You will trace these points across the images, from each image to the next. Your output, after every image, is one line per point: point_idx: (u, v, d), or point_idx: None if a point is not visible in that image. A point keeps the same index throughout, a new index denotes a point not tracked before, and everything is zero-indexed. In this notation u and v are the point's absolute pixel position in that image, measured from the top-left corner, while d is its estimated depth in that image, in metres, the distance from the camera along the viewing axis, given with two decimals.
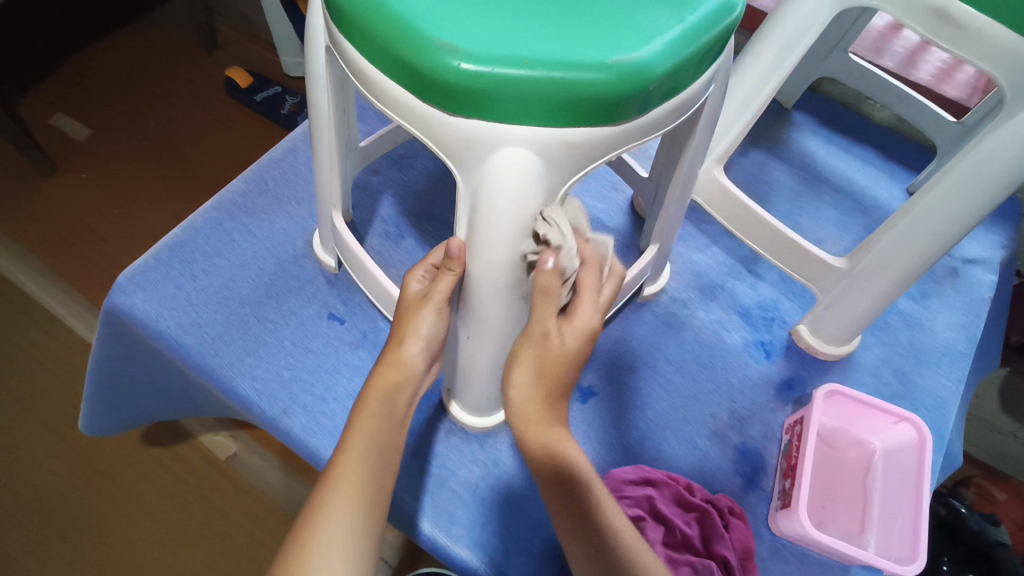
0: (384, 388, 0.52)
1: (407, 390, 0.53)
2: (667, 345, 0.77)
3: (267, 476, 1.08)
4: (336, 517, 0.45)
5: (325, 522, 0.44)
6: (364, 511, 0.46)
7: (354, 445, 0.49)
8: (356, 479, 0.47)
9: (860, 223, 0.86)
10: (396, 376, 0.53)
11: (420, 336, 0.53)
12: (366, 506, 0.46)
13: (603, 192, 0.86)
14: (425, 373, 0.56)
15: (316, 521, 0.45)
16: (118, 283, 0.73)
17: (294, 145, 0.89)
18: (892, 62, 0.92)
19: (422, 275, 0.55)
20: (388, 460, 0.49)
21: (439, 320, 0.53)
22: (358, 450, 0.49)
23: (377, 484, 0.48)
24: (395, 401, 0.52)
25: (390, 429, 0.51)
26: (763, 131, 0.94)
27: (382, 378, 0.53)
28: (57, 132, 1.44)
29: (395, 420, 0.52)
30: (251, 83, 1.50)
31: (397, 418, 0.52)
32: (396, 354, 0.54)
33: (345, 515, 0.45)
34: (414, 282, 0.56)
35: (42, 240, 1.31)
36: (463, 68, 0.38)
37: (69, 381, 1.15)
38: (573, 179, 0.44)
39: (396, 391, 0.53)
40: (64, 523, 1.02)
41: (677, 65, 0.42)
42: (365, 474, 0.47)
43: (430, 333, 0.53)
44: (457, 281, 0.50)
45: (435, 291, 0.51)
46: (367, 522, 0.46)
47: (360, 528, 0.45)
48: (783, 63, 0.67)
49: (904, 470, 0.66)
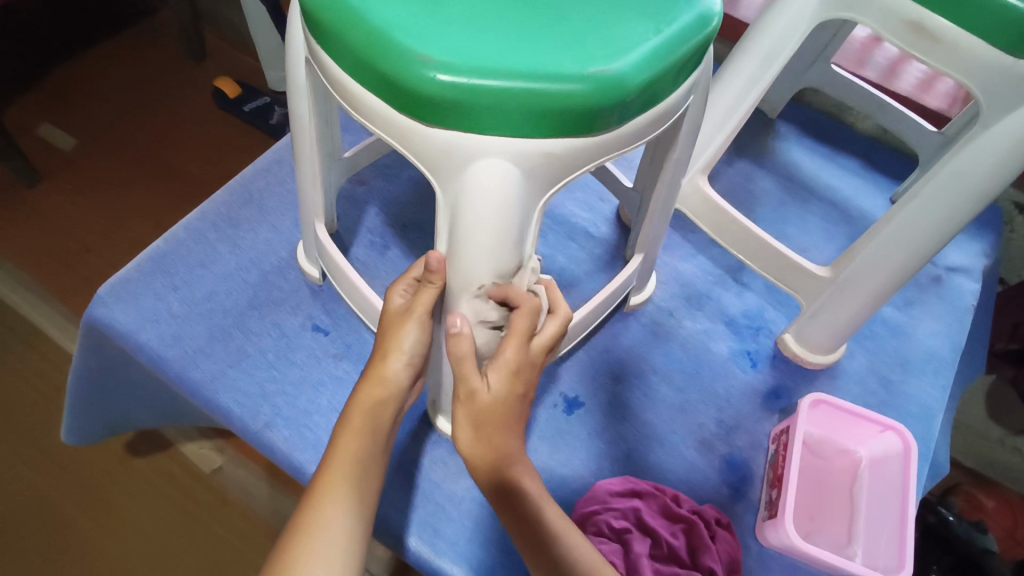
0: (367, 406, 0.52)
1: (391, 407, 0.52)
2: (652, 355, 0.77)
3: (253, 489, 1.07)
4: (320, 541, 0.44)
5: (308, 547, 0.43)
6: (350, 532, 0.45)
7: (335, 467, 0.48)
8: (339, 500, 0.46)
9: (844, 233, 0.86)
10: (380, 391, 0.52)
11: (403, 351, 0.52)
12: (351, 527, 0.45)
13: (589, 203, 0.86)
14: (409, 388, 0.55)
15: (298, 546, 0.44)
16: (98, 297, 0.72)
17: (278, 156, 0.89)
18: (873, 73, 0.93)
19: (404, 289, 0.55)
20: (372, 481, 0.49)
21: (422, 333, 0.53)
22: (340, 466, 0.48)
23: (362, 505, 0.47)
24: (379, 419, 0.52)
25: (373, 449, 0.50)
26: (748, 141, 0.95)
27: (365, 394, 0.52)
28: (42, 142, 1.43)
29: (378, 439, 0.51)
30: (239, 93, 1.50)
31: (380, 437, 0.51)
32: (379, 369, 0.53)
33: (331, 538, 0.44)
34: (396, 295, 0.55)
35: (26, 251, 1.29)
36: (440, 78, 0.38)
37: (51, 395, 1.13)
38: (552, 190, 0.44)
39: (379, 408, 0.52)
40: (44, 540, 1.00)
41: (655, 76, 0.42)
42: (348, 495, 0.47)
43: (413, 348, 0.52)
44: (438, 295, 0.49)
45: (416, 304, 0.51)
46: (352, 543, 0.45)
47: (345, 551, 0.44)
48: (765, 74, 0.67)
49: (889, 480, 0.66)
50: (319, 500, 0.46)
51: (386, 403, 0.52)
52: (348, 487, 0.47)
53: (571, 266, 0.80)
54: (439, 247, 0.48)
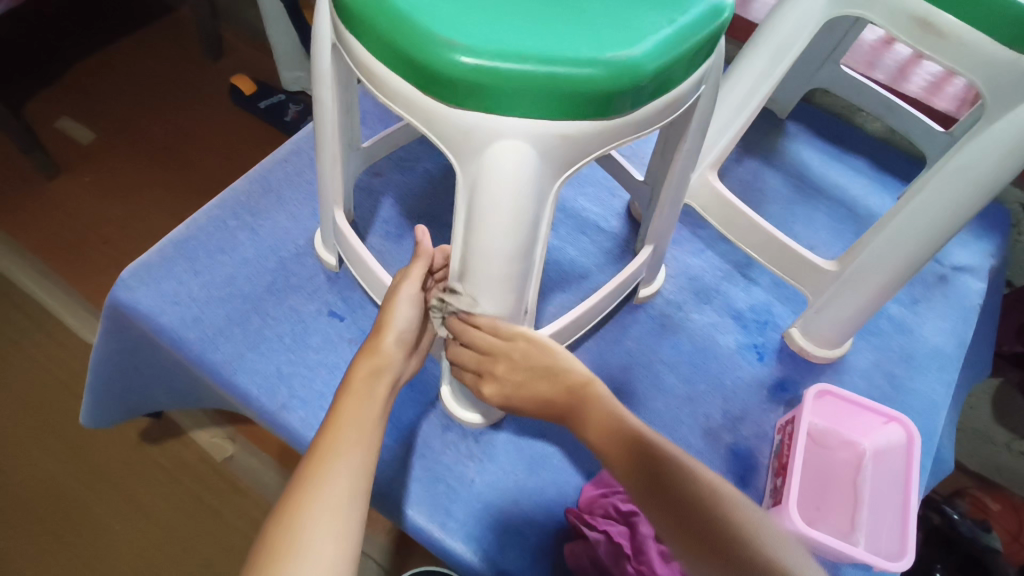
0: (366, 373, 0.55)
1: (387, 375, 0.56)
2: (660, 346, 0.78)
3: (263, 477, 1.08)
4: (326, 494, 0.46)
5: (314, 499, 0.45)
6: (355, 488, 0.47)
7: (339, 426, 0.50)
8: (344, 458, 0.48)
9: (851, 231, 0.87)
10: (375, 363, 0.56)
11: (393, 328, 0.57)
12: (354, 482, 0.47)
13: (600, 198, 0.88)
14: (405, 364, 0.59)
15: (304, 499, 0.46)
16: (122, 279, 0.74)
17: (297, 147, 0.91)
18: (883, 75, 0.94)
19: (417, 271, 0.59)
20: (373, 441, 0.51)
21: (411, 309, 0.58)
22: (343, 428, 0.50)
23: (366, 461, 0.49)
24: (374, 385, 0.55)
25: (374, 413, 0.53)
26: (758, 140, 0.96)
27: (362, 365, 0.56)
28: (63, 135, 1.46)
29: (379, 404, 0.54)
30: (255, 90, 1.53)
31: (380, 402, 0.54)
32: (373, 345, 0.57)
33: (336, 493, 0.46)
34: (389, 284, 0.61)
35: (45, 241, 1.32)
36: (464, 61, 0.40)
37: (68, 381, 1.16)
38: (567, 173, 0.46)
39: (375, 374, 0.55)
40: (59, 521, 1.03)
41: (669, 62, 0.43)
42: (351, 453, 0.49)
43: (403, 325, 0.58)
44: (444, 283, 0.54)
45: (405, 281, 0.59)
46: (356, 497, 0.47)
47: (351, 504, 0.46)
48: (775, 70, 0.69)
49: (892, 470, 0.67)
50: (323, 456, 0.48)
51: (381, 373, 0.55)
52: (352, 446, 0.49)
53: (581, 259, 0.82)
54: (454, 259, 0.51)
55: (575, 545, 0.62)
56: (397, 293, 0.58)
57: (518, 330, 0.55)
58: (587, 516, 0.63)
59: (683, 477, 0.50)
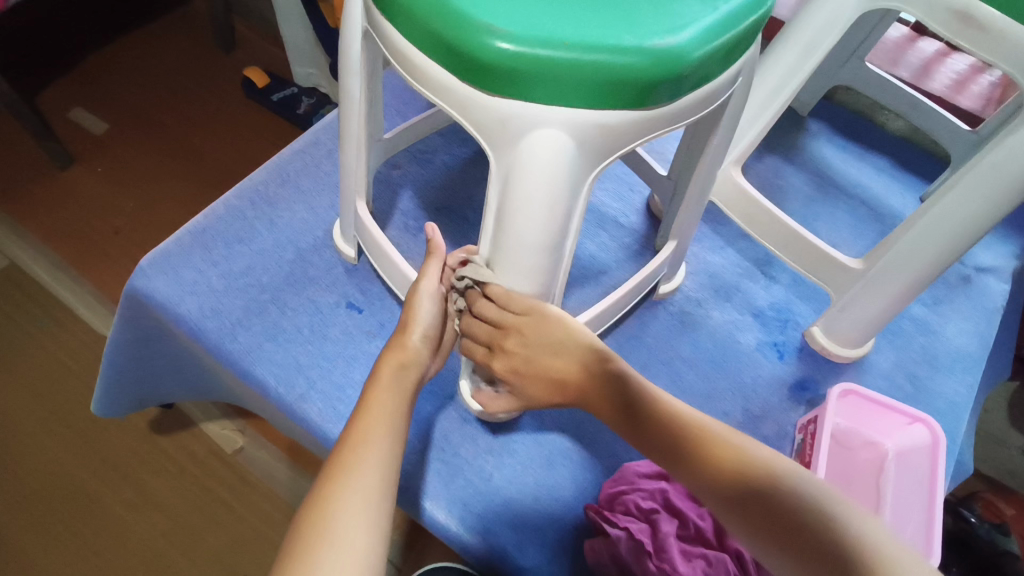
0: (391, 367, 0.55)
1: (413, 371, 0.56)
2: (680, 343, 0.77)
3: (273, 471, 1.08)
4: (359, 483, 0.46)
5: (347, 487, 0.45)
6: (387, 478, 0.47)
7: (369, 417, 0.50)
8: (374, 443, 0.48)
9: (873, 230, 0.87)
10: (401, 357, 0.56)
11: (420, 323, 0.58)
12: (387, 469, 0.47)
13: (620, 193, 0.87)
14: (430, 360, 0.59)
15: (336, 488, 0.45)
16: (140, 268, 0.74)
17: (316, 138, 0.90)
18: (907, 73, 0.94)
19: (434, 270, 0.60)
20: (402, 433, 0.51)
21: (434, 307, 0.59)
22: (375, 415, 0.50)
23: (396, 445, 0.49)
24: (401, 378, 0.54)
25: (401, 404, 0.52)
26: (779, 137, 0.95)
27: (388, 359, 0.56)
28: (75, 125, 1.46)
29: (406, 396, 0.53)
30: (267, 83, 1.52)
31: (406, 394, 0.53)
32: (399, 339, 0.57)
33: (369, 482, 0.46)
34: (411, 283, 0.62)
35: (56, 231, 1.32)
36: (504, 48, 0.39)
37: (78, 372, 1.16)
38: (602, 164, 0.45)
39: (402, 368, 0.55)
40: (69, 512, 1.02)
41: (712, 52, 0.43)
42: (382, 443, 0.49)
43: (428, 319, 0.59)
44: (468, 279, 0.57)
45: (425, 281, 0.60)
46: (389, 484, 0.47)
47: (383, 493, 0.46)
48: (805, 64, 0.68)
49: (916, 473, 0.66)
50: (355, 446, 0.48)
51: (407, 367, 0.55)
52: (382, 436, 0.49)
53: (600, 254, 0.81)
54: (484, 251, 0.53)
55: (595, 541, 0.61)
56: (419, 289, 0.60)
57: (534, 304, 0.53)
58: (607, 513, 0.63)
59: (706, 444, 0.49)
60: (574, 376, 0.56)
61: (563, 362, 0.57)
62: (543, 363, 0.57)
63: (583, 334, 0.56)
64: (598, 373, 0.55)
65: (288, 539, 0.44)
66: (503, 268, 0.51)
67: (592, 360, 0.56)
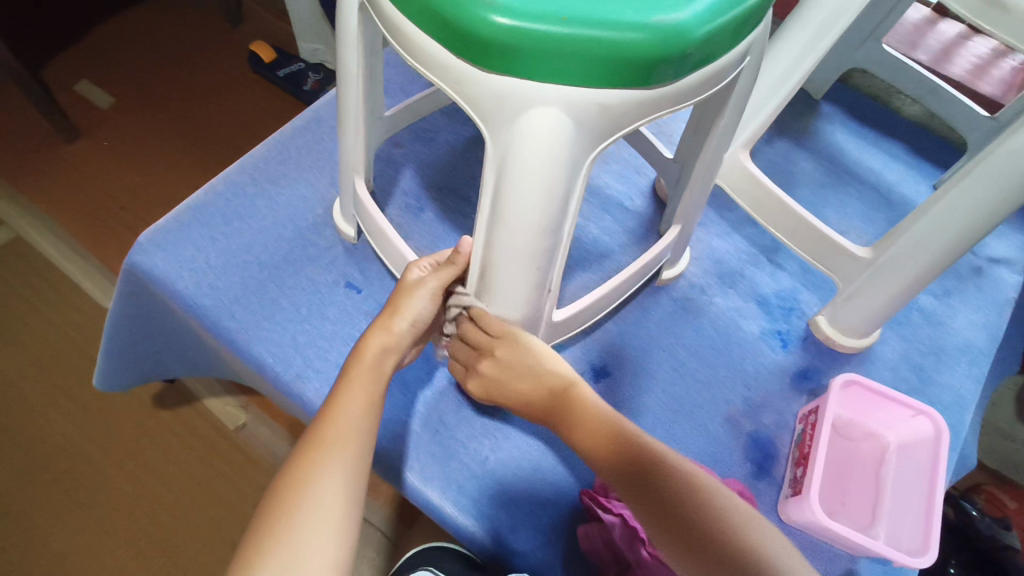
0: (375, 350, 0.55)
1: (393, 356, 0.56)
2: (682, 329, 0.76)
3: (274, 447, 1.08)
4: (313, 497, 0.44)
5: (299, 502, 0.44)
6: (347, 485, 0.46)
7: (331, 427, 0.49)
8: (351, 404, 0.51)
9: (884, 218, 0.84)
10: (386, 340, 0.56)
11: (410, 313, 0.57)
12: (362, 428, 0.50)
13: (625, 175, 0.86)
14: (408, 347, 0.59)
15: (287, 504, 0.44)
16: (139, 243, 0.73)
17: (317, 115, 0.89)
18: (926, 55, 0.91)
19: (425, 266, 0.59)
20: (367, 443, 0.50)
21: (432, 302, 0.57)
22: (356, 383, 0.52)
23: (372, 406, 0.52)
24: (382, 364, 0.55)
25: (369, 415, 0.51)
26: (791, 121, 0.93)
27: (373, 341, 0.55)
28: (81, 98, 1.45)
29: (375, 404, 0.52)
30: (274, 58, 1.50)
31: (376, 396, 0.53)
32: (386, 321, 0.57)
33: (323, 500, 0.44)
34: (416, 270, 0.59)
35: (61, 205, 1.31)
36: (501, 23, 0.38)
37: (83, 345, 1.16)
38: (602, 146, 0.44)
39: (383, 354, 0.55)
40: (74, 484, 1.04)
41: (720, 29, 0.41)
42: (356, 414, 0.50)
43: (421, 313, 0.57)
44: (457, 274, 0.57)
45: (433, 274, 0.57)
46: (364, 440, 0.49)
47: (341, 512, 0.44)
48: (818, 45, 0.66)
49: (916, 465, 0.65)
50: (311, 459, 0.46)
51: (390, 351, 0.56)
52: (346, 447, 0.48)
53: (604, 238, 0.80)
54: (479, 243, 0.50)
55: (589, 526, 0.61)
56: (423, 281, 0.57)
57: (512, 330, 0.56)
58: (602, 499, 0.63)
59: (674, 479, 0.50)
60: (539, 400, 0.59)
61: (530, 386, 0.59)
62: (512, 387, 0.59)
63: (553, 363, 0.58)
64: (563, 400, 0.58)
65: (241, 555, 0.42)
66: (501, 268, 0.50)
67: (559, 388, 0.58)
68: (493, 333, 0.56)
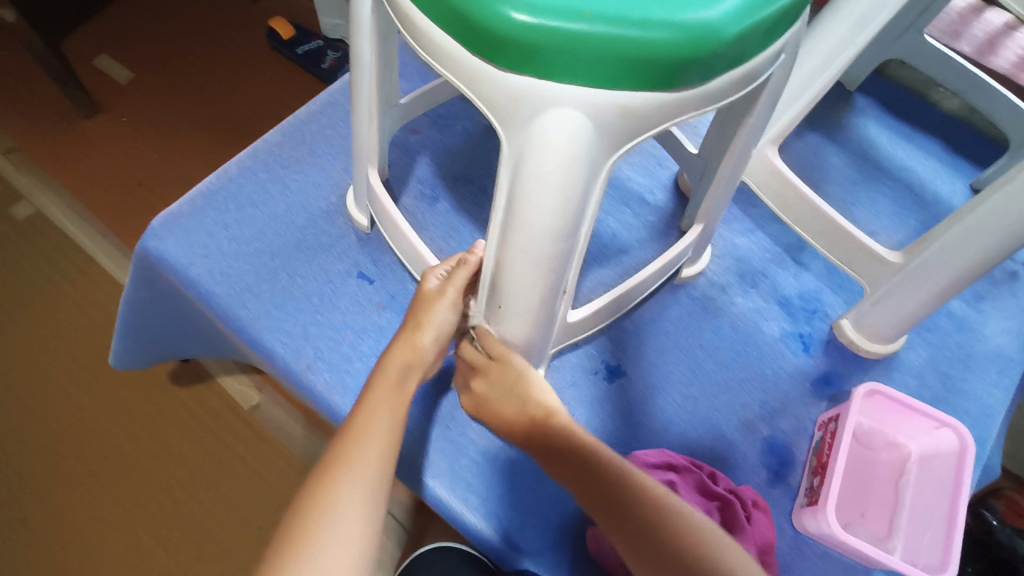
0: (399, 364, 0.55)
1: (418, 372, 0.56)
2: (700, 329, 0.74)
3: (288, 429, 1.09)
4: (333, 520, 0.43)
5: (319, 525, 0.43)
6: (372, 489, 0.46)
7: (354, 444, 0.48)
8: (380, 410, 0.51)
9: (917, 218, 0.81)
10: (409, 357, 0.56)
11: (435, 327, 0.57)
12: (389, 433, 0.50)
13: (647, 167, 0.83)
14: (434, 362, 0.59)
15: (306, 527, 0.43)
16: (152, 228, 0.73)
17: (333, 99, 0.87)
18: (969, 47, 0.87)
19: (440, 272, 0.58)
20: (394, 447, 0.50)
21: (453, 312, 0.57)
22: (381, 389, 0.53)
23: (397, 411, 0.52)
24: (406, 380, 0.55)
25: (391, 436, 0.50)
26: (822, 113, 0.89)
27: (396, 357, 0.56)
28: (100, 72, 1.44)
29: (397, 420, 0.52)
30: (293, 36, 1.47)
31: (399, 417, 0.52)
32: (411, 337, 0.56)
33: (343, 523, 0.44)
34: (432, 277, 0.59)
35: (79, 180, 1.31)
36: (519, 19, 0.36)
37: (101, 322, 1.17)
38: (623, 149, 0.42)
39: (407, 370, 0.55)
40: (90, 458, 1.05)
41: (753, 29, 0.39)
42: (384, 419, 0.51)
43: (445, 325, 0.57)
44: (471, 274, 0.56)
45: (451, 284, 0.56)
46: (390, 446, 0.50)
47: (363, 528, 0.44)
48: (856, 39, 0.63)
49: (939, 478, 0.63)
50: (330, 481, 0.46)
51: (414, 367, 0.56)
52: (371, 453, 0.48)
53: (623, 233, 0.78)
54: (491, 245, 0.49)
55: (597, 530, 0.60)
56: (444, 294, 0.57)
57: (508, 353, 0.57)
58: None
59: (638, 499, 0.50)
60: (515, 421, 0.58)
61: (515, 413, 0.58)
62: (497, 408, 0.59)
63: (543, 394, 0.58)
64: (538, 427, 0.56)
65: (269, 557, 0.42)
66: (513, 274, 0.49)
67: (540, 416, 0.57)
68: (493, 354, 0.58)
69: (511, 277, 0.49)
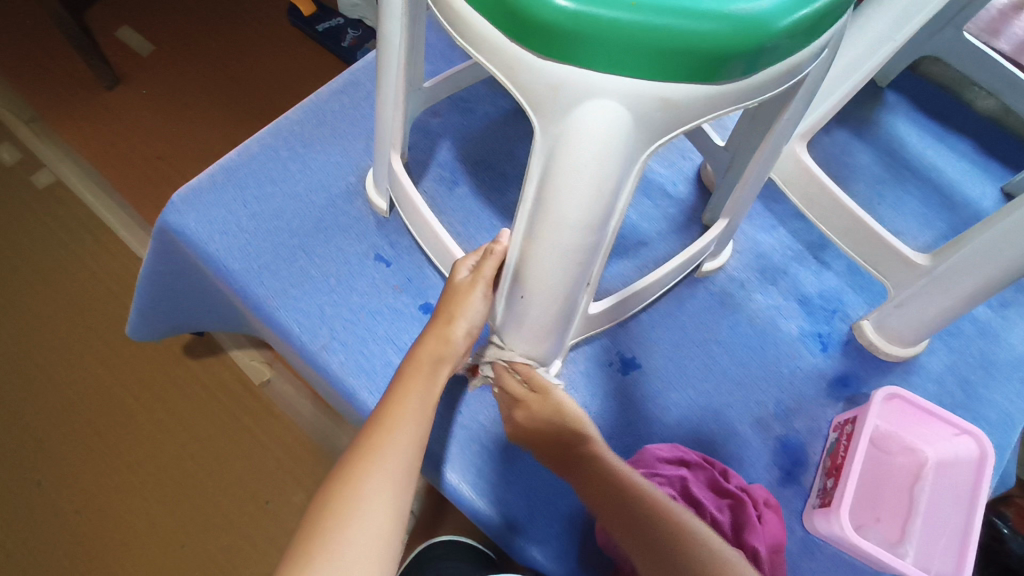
0: (429, 357, 0.55)
1: (448, 366, 0.56)
2: (718, 324, 0.74)
3: (299, 407, 1.10)
4: (361, 513, 0.43)
5: (347, 517, 0.43)
6: (401, 479, 0.46)
7: (383, 433, 0.48)
8: (410, 399, 0.51)
9: (944, 221, 0.79)
10: (440, 350, 0.55)
11: (466, 317, 0.56)
12: (418, 423, 0.50)
13: (671, 159, 0.82)
14: (463, 356, 0.58)
15: (334, 519, 0.43)
16: (172, 202, 0.73)
17: (355, 78, 0.87)
18: (1008, 45, 0.85)
19: (470, 263, 0.58)
20: (423, 436, 0.50)
21: (484, 303, 0.57)
22: (413, 380, 0.53)
23: (427, 399, 0.52)
24: (436, 372, 0.55)
25: (419, 428, 0.50)
26: (852, 109, 0.87)
27: (426, 348, 0.55)
28: (121, 44, 1.44)
29: (427, 410, 0.52)
30: (314, 12, 1.47)
31: (427, 408, 0.52)
32: (443, 330, 0.56)
33: (372, 518, 0.43)
34: (461, 268, 0.59)
35: (98, 152, 1.31)
36: (564, 5, 0.35)
37: (117, 294, 1.18)
38: (658, 142, 0.41)
39: (437, 363, 0.55)
40: (104, 428, 1.06)
41: (800, 24, 0.38)
42: (412, 408, 0.51)
43: (476, 317, 0.57)
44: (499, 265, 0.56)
45: (480, 274, 0.56)
46: (419, 435, 0.50)
47: (390, 520, 0.44)
48: (896, 34, 0.61)
49: (955, 486, 0.62)
50: (359, 471, 0.46)
51: (444, 360, 0.55)
52: (400, 442, 0.48)
53: (643, 224, 0.77)
54: (518, 234, 0.48)
55: None
56: (476, 283, 0.56)
57: (544, 382, 0.60)
58: None
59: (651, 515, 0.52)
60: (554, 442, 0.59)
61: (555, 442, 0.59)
62: (537, 436, 0.60)
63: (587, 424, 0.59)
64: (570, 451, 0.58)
65: (296, 543, 0.43)
66: (539, 264, 0.48)
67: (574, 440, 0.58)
68: (534, 387, 0.60)
69: (538, 268, 0.49)
